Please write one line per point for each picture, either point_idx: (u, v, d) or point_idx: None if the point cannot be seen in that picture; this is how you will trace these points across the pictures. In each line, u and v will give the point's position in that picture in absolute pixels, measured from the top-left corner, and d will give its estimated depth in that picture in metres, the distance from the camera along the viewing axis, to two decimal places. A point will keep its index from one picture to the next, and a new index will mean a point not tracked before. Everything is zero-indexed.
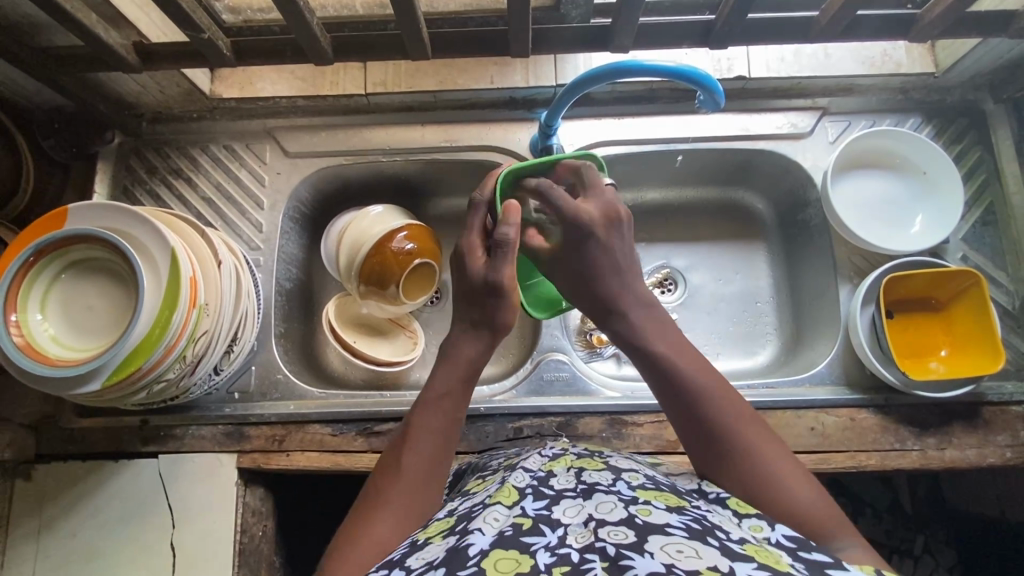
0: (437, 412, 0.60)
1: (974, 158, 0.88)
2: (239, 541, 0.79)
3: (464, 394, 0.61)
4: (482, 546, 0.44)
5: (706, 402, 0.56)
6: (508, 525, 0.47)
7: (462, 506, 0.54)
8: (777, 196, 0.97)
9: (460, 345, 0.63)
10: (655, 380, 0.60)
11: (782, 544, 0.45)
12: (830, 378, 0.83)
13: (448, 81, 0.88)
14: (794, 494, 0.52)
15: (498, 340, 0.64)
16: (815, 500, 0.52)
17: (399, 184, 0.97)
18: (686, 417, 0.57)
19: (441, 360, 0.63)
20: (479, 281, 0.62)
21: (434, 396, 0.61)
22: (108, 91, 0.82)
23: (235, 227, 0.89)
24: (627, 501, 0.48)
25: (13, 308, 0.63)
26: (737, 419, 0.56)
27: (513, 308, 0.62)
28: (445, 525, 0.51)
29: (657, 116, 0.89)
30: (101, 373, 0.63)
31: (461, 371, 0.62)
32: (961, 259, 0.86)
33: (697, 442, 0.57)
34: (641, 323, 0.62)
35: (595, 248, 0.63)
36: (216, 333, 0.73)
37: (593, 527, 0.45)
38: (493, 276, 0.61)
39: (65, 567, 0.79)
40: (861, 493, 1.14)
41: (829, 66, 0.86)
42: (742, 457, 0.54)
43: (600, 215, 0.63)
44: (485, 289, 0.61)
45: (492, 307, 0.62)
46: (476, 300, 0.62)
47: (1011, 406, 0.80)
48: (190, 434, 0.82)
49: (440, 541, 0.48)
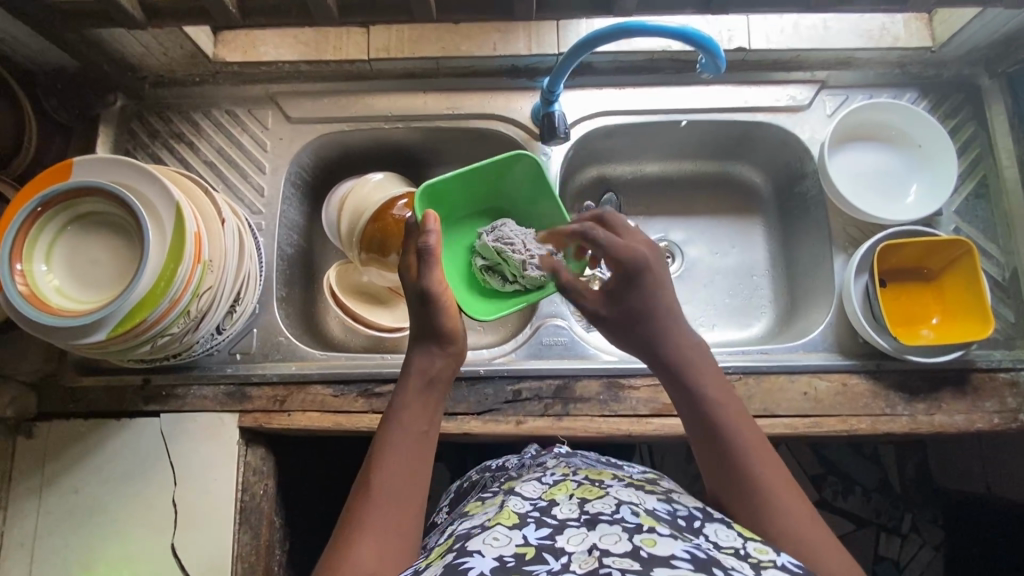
0: (399, 427, 0.61)
1: (968, 133, 0.90)
2: (240, 499, 0.80)
3: (423, 404, 0.63)
4: (482, 569, 0.46)
5: (737, 438, 0.58)
6: (510, 554, 0.48)
7: (462, 529, 0.56)
8: (774, 169, 0.98)
9: (414, 360, 0.64)
10: (687, 414, 0.62)
11: (788, 567, 0.47)
12: (823, 345, 0.84)
13: (450, 47, 0.88)
14: (815, 546, 0.52)
15: (450, 347, 0.65)
16: (836, 556, 0.52)
17: (400, 153, 0.98)
18: (712, 452, 0.59)
19: (398, 379, 0.65)
20: (415, 291, 0.64)
21: (396, 415, 0.62)
22: (112, 51, 0.83)
23: (237, 191, 0.89)
24: (632, 531, 0.49)
25: (19, 258, 0.64)
26: (770, 469, 0.57)
27: (452, 313, 0.65)
28: (444, 549, 0.53)
29: (660, 85, 0.90)
30: (106, 324, 0.63)
31: (419, 385, 0.63)
32: (953, 230, 0.87)
33: (720, 478, 0.58)
34: (692, 360, 0.64)
35: (654, 281, 0.66)
36: (219, 291, 0.73)
37: (598, 555, 0.46)
38: (425, 282, 0.63)
39: (66, 524, 0.79)
40: (851, 471, 1.15)
41: (828, 39, 0.87)
42: (766, 499, 0.55)
43: (649, 248, 0.67)
44: (420, 298, 0.64)
45: (428, 316, 0.64)
46: (416, 312, 0.65)
47: (1000, 373, 0.82)
48: (192, 393, 0.83)
49: (438, 562, 0.50)
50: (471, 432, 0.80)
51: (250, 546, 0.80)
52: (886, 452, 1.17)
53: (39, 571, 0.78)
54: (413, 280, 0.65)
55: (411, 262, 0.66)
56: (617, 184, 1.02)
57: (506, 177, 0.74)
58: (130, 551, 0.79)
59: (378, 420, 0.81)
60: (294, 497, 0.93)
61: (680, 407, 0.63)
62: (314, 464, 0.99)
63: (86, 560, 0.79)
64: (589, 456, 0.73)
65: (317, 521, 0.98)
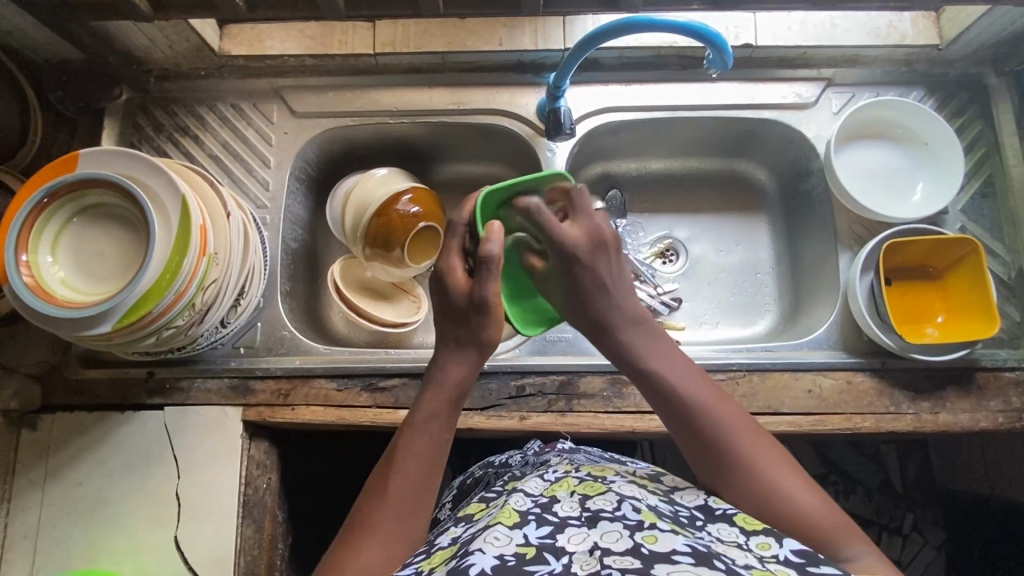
0: (424, 437, 0.60)
1: (975, 131, 0.89)
2: (243, 492, 0.80)
3: (450, 418, 0.61)
4: (483, 567, 0.46)
5: (708, 414, 0.58)
6: (510, 553, 0.48)
7: (466, 534, 0.55)
8: (779, 167, 0.98)
9: (446, 364, 0.62)
10: (651, 396, 0.61)
11: (790, 560, 0.48)
12: (827, 343, 0.84)
13: (456, 42, 0.88)
14: (795, 500, 0.54)
15: (485, 357, 0.62)
16: (814, 502, 0.55)
17: (406, 148, 0.98)
18: (686, 431, 0.59)
19: (428, 380, 0.62)
20: (462, 300, 0.60)
21: (421, 423, 0.60)
22: (118, 44, 0.82)
23: (243, 185, 0.89)
24: (633, 528, 0.49)
25: (24, 248, 0.64)
26: (741, 436, 0.57)
27: (499, 323, 0.61)
28: (447, 553, 0.53)
29: (666, 81, 0.90)
30: (112, 317, 0.64)
31: (450, 395, 0.61)
32: (959, 229, 0.87)
33: (698, 455, 0.58)
34: (643, 347, 0.61)
35: (584, 269, 0.60)
36: (224, 283, 0.73)
37: (599, 556, 0.47)
38: (477, 293, 0.59)
39: (70, 516, 0.79)
40: (852, 471, 1.15)
41: (835, 36, 0.87)
42: (745, 470, 0.56)
43: (584, 236, 0.61)
44: (469, 307, 0.59)
45: (472, 328, 0.60)
46: (461, 319, 0.61)
47: (1004, 373, 0.81)
48: (196, 386, 0.83)
49: (442, 568, 0.50)
50: (475, 427, 0.80)
51: (252, 539, 0.80)
52: (888, 452, 1.16)
53: (42, 563, 0.78)
54: (462, 290, 0.60)
55: (456, 268, 0.61)
56: (621, 181, 1.02)
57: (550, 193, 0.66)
58: (132, 544, 0.79)
59: (382, 414, 0.81)
60: (297, 491, 0.93)
61: (640, 388, 0.62)
62: (315, 459, 0.99)
63: (89, 553, 0.79)
64: (591, 451, 0.74)
65: (319, 516, 0.98)
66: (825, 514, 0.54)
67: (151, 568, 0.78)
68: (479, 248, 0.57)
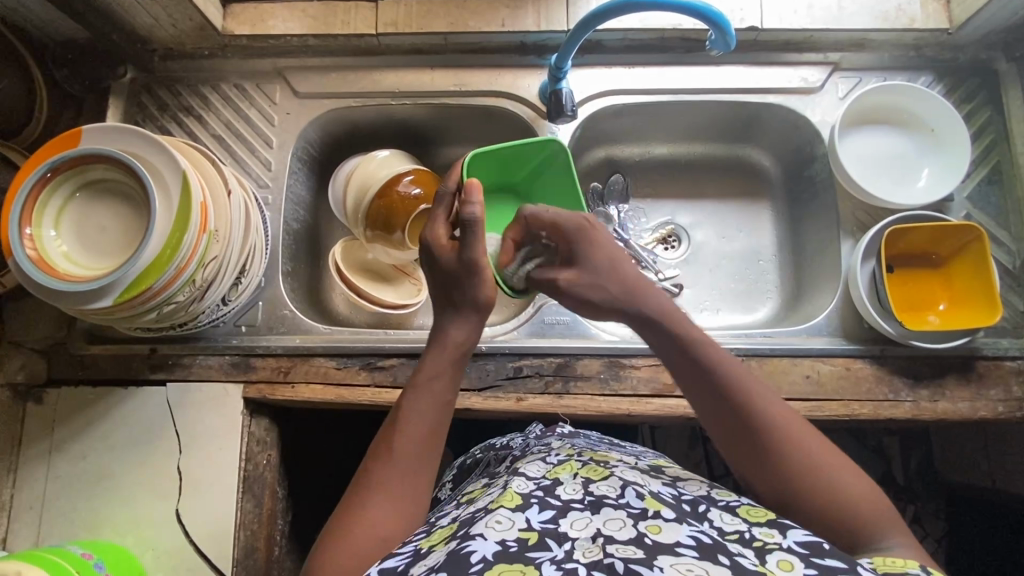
0: (428, 394, 0.61)
1: (983, 118, 0.88)
2: (243, 468, 0.81)
3: (454, 374, 0.62)
4: (485, 554, 0.46)
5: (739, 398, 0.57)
6: (513, 539, 0.48)
7: (465, 513, 0.56)
8: (784, 154, 0.97)
9: (447, 327, 0.63)
10: (686, 375, 0.60)
11: (794, 550, 0.47)
12: (827, 329, 0.83)
13: (459, 23, 0.88)
14: (840, 482, 0.54)
15: (484, 317, 0.64)
16: (858, 486, 0.55)
17: (407, 129, 0.98)
18: (716, 403, 0.58)
19: (430, 342, 0.63)
20: (452, 266, 0.62)
21: (424, 380, 0.61)
22: (122, 22, 0.83)
23: (245, 165, 0.90)
24: (636, 517, 0.50)
25: (29, 221, 0.65)
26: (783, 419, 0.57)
27: (492, 283, 0.62)
28: (447, 533, 0.53)
29: (668, 65, 0.89)
30: (112, 291, 0.64)
31: (453, 354, 0.62)
32: (965, 216, 0.86)
33: (728, 432, 0.58)
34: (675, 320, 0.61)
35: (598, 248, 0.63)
36: (224, 260, 0.74)
37: (602, 544, 0.47)
38: (465, 255, 0.61)
39: (73, 489, 0.81)
40: (853, 461, 1.14)
41: (842, 19, 0.86)
42: (776, 451, 0.55)
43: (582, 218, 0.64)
44: (459, 269, 0.62)
45: (467, 286, 0.62)
46: (452, 282, 0.63)
47: (1006, 362, 0.81)
48: (198, 363, 0.84)
49: (441, 548, 0.50)
50: (471, 408, 0.81)
51: (252, 514, 0.81)
52: (890, 443, 1.15)
53: (48, 532, 0.80)
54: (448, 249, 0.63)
55: (441, 235, 0.64)
56: (624, 166, 1.01)
57: (548, 168, 0.73)
58: (135, 518, 0.80)
59: (381, 394, 0.82)
60: (296, 470, 0.94)
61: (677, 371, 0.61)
62: (315, 437, 1.00)
63: (92, 524, 0.80)
64: (590, 435, 0.75)
65: (317, 494, 1.00)
66: (867, 493, 0.54)
67: (153, 541, 0.79)
68: (461, 211, 0.60)
